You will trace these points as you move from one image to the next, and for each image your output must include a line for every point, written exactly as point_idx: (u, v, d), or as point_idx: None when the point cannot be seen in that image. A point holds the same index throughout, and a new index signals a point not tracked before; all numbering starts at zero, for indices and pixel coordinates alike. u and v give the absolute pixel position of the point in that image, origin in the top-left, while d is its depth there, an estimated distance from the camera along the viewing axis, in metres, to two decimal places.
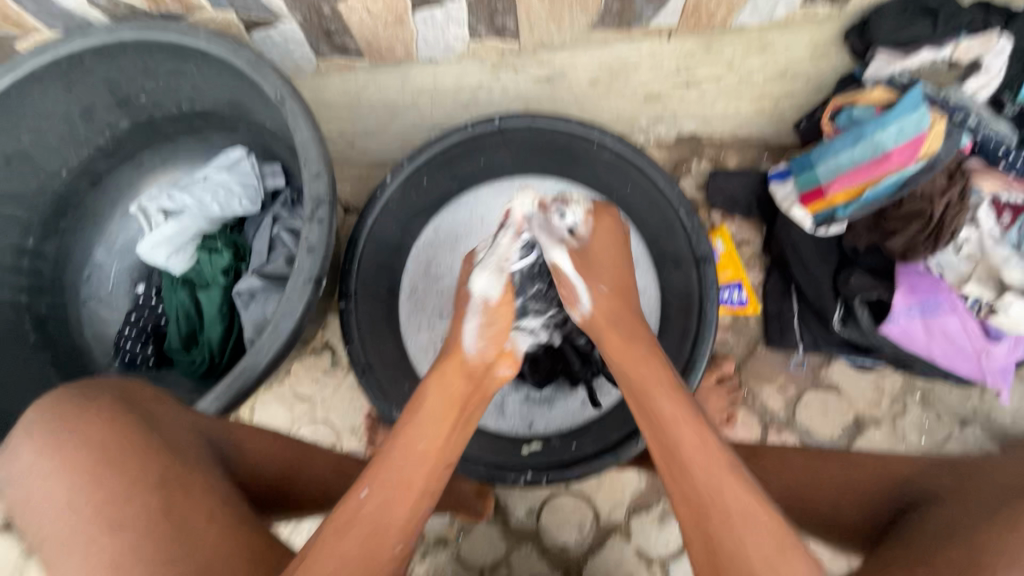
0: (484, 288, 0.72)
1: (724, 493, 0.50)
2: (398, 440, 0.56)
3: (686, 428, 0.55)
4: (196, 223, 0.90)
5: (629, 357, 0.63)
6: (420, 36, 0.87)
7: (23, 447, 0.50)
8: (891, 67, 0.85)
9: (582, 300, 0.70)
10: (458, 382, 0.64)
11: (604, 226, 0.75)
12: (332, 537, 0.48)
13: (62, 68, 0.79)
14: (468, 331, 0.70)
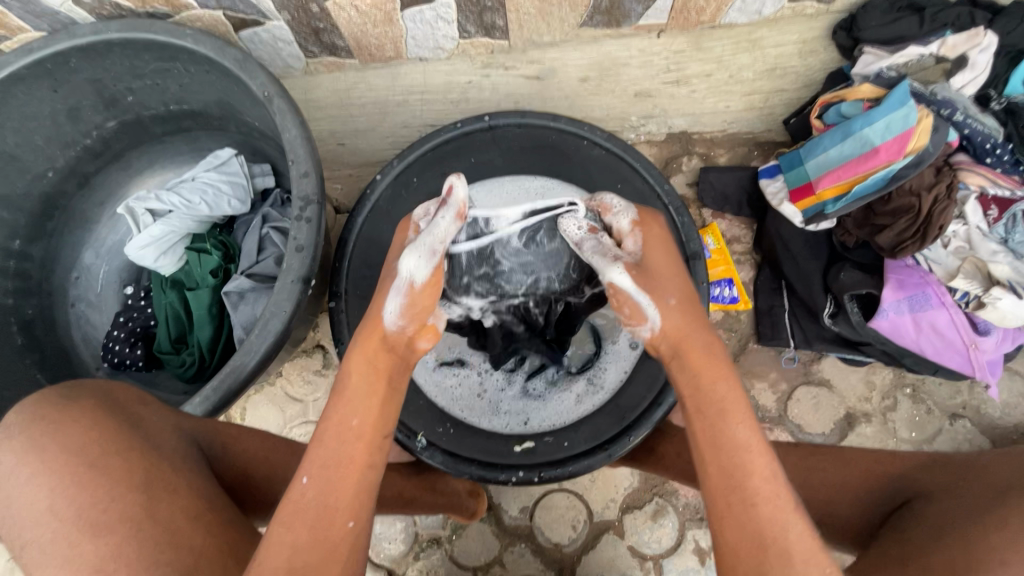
0: (412, 266, 0.56)
1: (788, 530, 0.46)
2: (328, 421, 0.54)
3: (757, 461, 0.48)
4: (184, 223, 0.89)
5: (703, 373, 0.53)
6: (409, 34, 0.87)
7: (5, 450, 0.50)
8: (879, 63, 0.86)
9: (649, 318, 0.56)
10: (378, 355, 0.57)
11: (655, 234, 0.62)
12: (281, 529, 0.48)
13: (47, 67, 0.78)
14: (389, 308, 0.57)
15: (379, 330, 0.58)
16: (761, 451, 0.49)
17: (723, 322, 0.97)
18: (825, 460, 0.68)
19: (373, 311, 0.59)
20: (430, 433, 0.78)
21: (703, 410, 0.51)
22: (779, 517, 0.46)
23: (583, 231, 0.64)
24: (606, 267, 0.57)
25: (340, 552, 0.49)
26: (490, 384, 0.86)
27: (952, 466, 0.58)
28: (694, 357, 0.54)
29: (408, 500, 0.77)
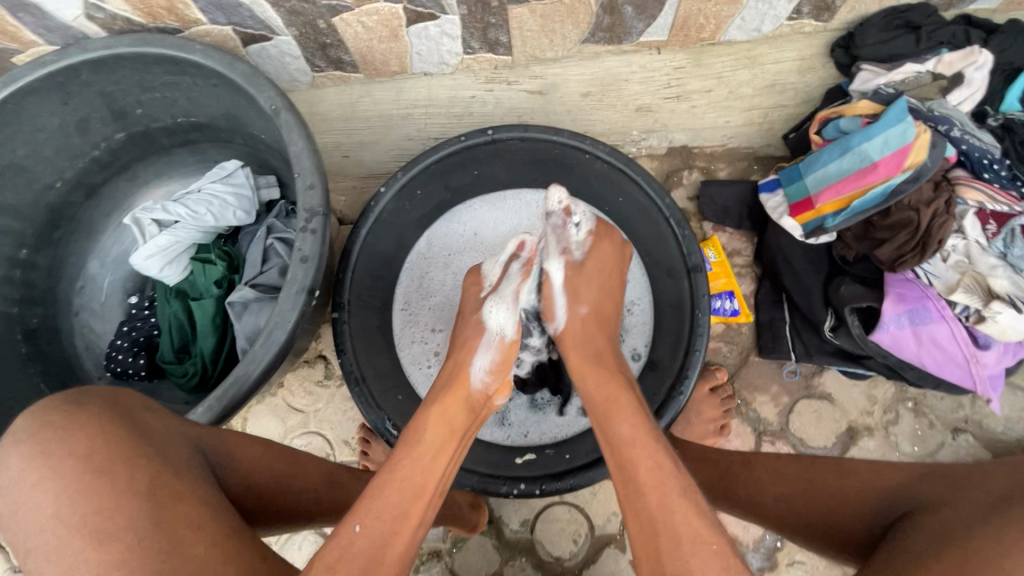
0: (500, 323, 0.73)
1: (677, 523, 0.50)
2: (391, 472, 0.56)
3: (647, 473, 0.54)
4: (189, 234, 0.90)
5: (608, 395, 0.63)
6: (415, 49, 0.89)
7: (12, 457, 0.51)
8: (876, 80, 0.88)
9: (556, 318, 0.75)
10: (457, 414, 0.64)
11: (608, 241, 0.76)
12: (324, 575, 0.47)
13: (59, 80, 0.80)
14: (479, 360, 0.70)
15: (464, 380, 0.68)
16: (643, 445, 0.57)
17: (723, 334, 0.97)
18: (825, 472, 0.68)
19: (457, 362, 0.70)
20: None
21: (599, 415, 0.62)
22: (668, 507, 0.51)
23: (560, 206, 0.75)
24: (552, 254, 0.76)
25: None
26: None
27: (949, 478, 0.59)
28: (593, 374, 0.66)
29: None
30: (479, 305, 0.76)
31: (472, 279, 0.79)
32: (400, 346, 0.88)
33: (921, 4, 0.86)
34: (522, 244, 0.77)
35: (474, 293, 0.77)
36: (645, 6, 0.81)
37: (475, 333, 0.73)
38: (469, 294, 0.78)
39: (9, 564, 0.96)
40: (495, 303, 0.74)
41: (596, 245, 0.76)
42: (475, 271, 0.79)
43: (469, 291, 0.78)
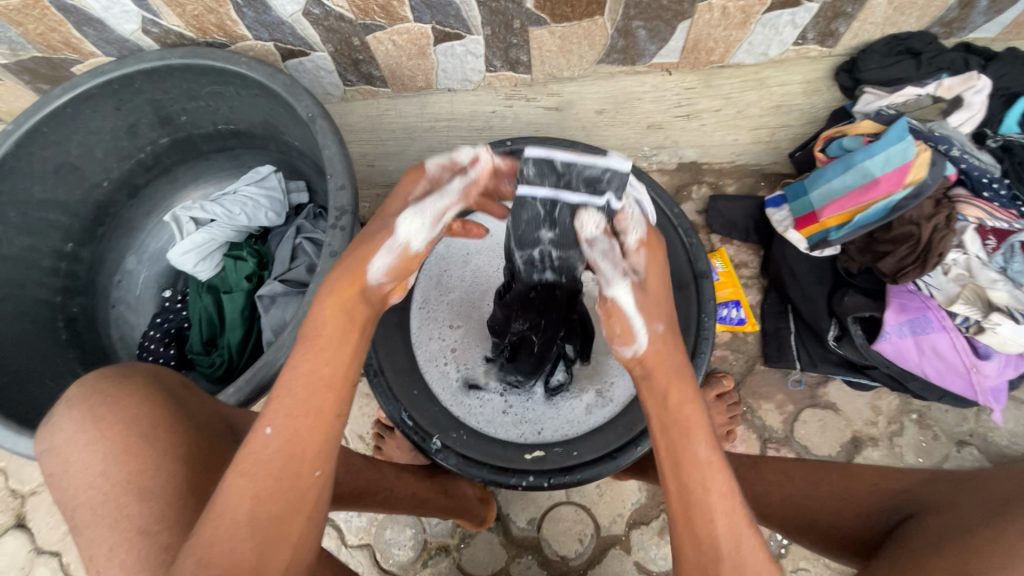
0: (410, 232, 0.55)
1: (743, 547, 0.48)
2: (294, 370, 0.51)
3: (717, 477, 0.50)
4: (223, 232, 0.96)
5: (677, 386, 0.55)
6: (440, 66, 0.95)
7: (66, 419, 0.56)
8: (879, 101, 0.92)
9: (637, 341, 0.57)
10: (356, 306, 0.55)
11: (658, 259, 0.59)
12: (241, 480, 0.47)
13: (114, 87, 0.86)
14: (378, 262, 0.55)
15: (359, 279, 0.55)
16: (720, 468, 0.51)
17: (730, 342, 1.00)
18: (832, 475, 0.69)
19: (353, 257, 0.56)
20: (445, 437, 0.81)
21: (667, 426, 0.53)
22: (734, 528, 0.49)
23: (599, 230, 0.57)
24: (611, 280, 0.57)
25: (306, 501, 0.49)
26: (507, 396, 0.90)
27: (951, 483, 0.59)
28: (667, 384, 0.55)
29: (419, 501, 0.80)
30: (401, 209, 0.57)
31: (412, 175, 0.60)
32: (417, 342, 0.89)
33: (921, 31, 0.90)
34: (476, 159, 0.58)
35: (400, 197, 0.58)
36: (659, 29, 0.86)
37: (382, 236, 0.56)
38: (398, 195, 0.59)
39: (34, 545, 0.99)
40: (409, 212, 0.56)
41: (648, 258, 0.58)
42: (416, 167, 0.60)
43: (398, 192, 0.59)
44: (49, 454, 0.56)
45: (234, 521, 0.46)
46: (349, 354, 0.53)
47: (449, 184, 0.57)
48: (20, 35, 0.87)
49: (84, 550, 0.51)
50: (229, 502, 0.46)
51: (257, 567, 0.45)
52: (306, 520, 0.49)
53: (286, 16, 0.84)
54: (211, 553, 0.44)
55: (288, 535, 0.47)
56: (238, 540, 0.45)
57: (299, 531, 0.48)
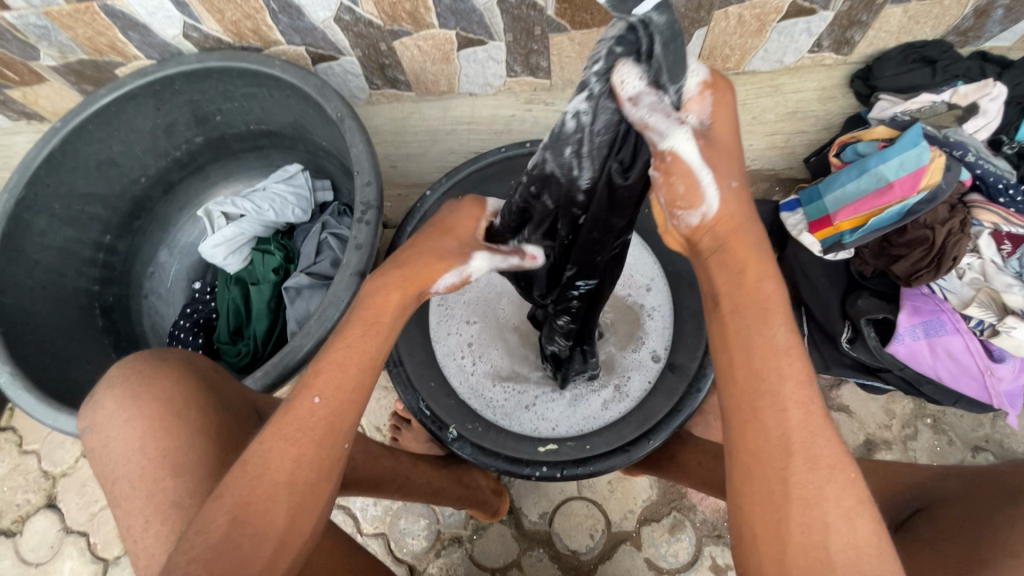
0: (478, 267, 0.59)
1: (817, 437, 0.42)
2: (338, 349, 0.51)
3: (796, 364, 0.43)
4: (252, 227, 1.00)
5: (756, 264, 0.45)
6: (463, 71, 0.99)
7: (106, 398, 0.59)
8: (894, 108, 0.93)
9: (706, 201, 0.45)
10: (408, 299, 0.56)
11: (727, 106, 0.47)
12: (285, 443, 0.48)
13: (156, 88, 0.91)
14: (445, 278, 0.57)
15: (425, 282, 0.56)
16: (799, 356, 0.44)
17: None
18: None
19: (421, 261, 0.56)
20: (461, 428, 0.84)
21: (743, 307, 0.45)
22: (809, 422, 0.43)
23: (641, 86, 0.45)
24: (667, 129, 0.45)
25: (335, 471, 0.50)
26: (527, 392, 0.91)
27: (962, 479, 0.58)
28: (743, 257, 0.45)
29: (434, 490, 0.82)
30: (472, 238, 0.60)
31: (475, 204, 0.62)
32: (435, 339, 0.92)
33: (935, 39, 0.91)
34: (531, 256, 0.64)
35: (468, 226, 0.60)
36: None
37: (455, 257, 0.57)
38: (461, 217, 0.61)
39: (63, 525, 1.03)
40: (487, 254, 0.59)
41: (716, 109, 0.46)
42: (479, 199, 0.63)
43: (466, 218, 0.61)
44: (91, 429, 0.59)
45: (275, 481, 0.47)
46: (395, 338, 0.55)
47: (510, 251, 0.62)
48: (70, 39, 0.93)
49: (122, 521, 0.54)
50: (270, 465, 0.47)
51: (289, 528, 0.48)
52: (333, 485, 0.51)
53: (318, 22, 0.88)
54: (249, 515, 0.46)
55: (318, 502, 0.49)
56: (276, 501, 0.47)
57: (327, 497, 0.50)
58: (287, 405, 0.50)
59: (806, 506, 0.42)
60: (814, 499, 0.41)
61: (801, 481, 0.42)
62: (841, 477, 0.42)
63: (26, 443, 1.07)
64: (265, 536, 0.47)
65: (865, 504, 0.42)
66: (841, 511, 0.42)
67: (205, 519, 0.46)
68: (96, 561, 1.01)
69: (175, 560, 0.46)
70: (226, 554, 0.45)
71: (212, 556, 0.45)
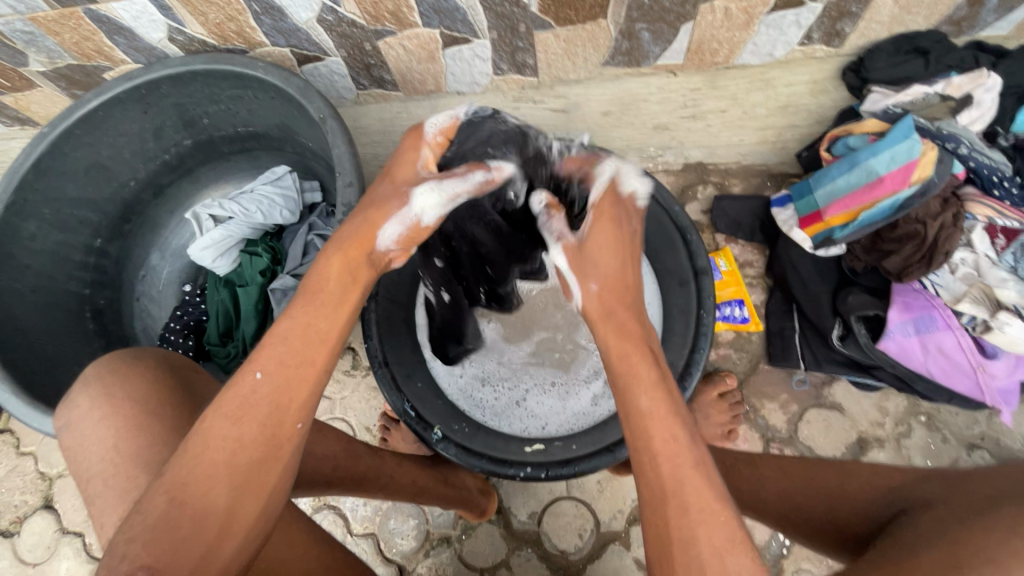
0: (423, 207, 0.60)
1: (686, 484, 0.45)
2: (286, 322, 0.53)
3: (656, 426, 0.48)
4: (240, 229, 1.00)
5: (618, 346, 0.54)
6: (449, 70, 0.98)
7: (81, 397, 0.59)
8: (886, 101, 0.91)
9: (575, 299, 0.59)
10: (336, 271, 0.56)
11: (609, 228, 0.60)
12: (226, 422, 0.49)
13: (141, 92, 0.91)
14: (388, 230, 0.59)
15: (367, 244, 0.58)
16: (666, 416, 0.49)
17: (733, 341, 1.00)
18: (828, 471, 0.68)
19: (362, 219, 0.59)
20: (446, 428, 0.83)
21: (617, 378, 0.52)
22: (678, 474, 0.46)
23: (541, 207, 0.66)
24: (550, 247, 0.63)
25: (283, 451, 0.50)
26: (520, 388, 0.90)
27: (947, 480, 0.57)
28: (620, 336, 0.54)
29: (418, 490, 0.81)
30: (412, 177, 0.61)
31: (411, 138, 0.63)
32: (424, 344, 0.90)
33: (930, 29, 0.89)
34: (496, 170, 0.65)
35: (410, 162, 0.62)
36: (662, 32, 0.87)
37: (395, 204, 0.59)
38: (405, 157, 0.63)
39: (59, 525, 1.04)
40: (426, 186, 0.60)
41: (597, 229, 0.60)
42: (417, 127, 0.64)
43: (407, 153, 0.63)
44: (66, 428, 0.59)
45: (214, 461, 0.48)
46: (346, 310, 0.55)
47: (470, 174, 0.63)
48: (57, 44, 0.93)
49: (97, 519, 0.55)
50: (211, 445, 0.48)
51: (231, 510, 0.48)
52: (283, 468, 0.51)
53: (301, 23, 0.87)
54: (187, 495, 0.47)
55: (263, 481, 0.49)
56: (217, 482, 0.48)
57: (276, 476, 0.50)
58: (230, 384, 0.51)
59: (683, 548, 0.44)
60: (686, 538, 0.43)
61: (676, 533, 0.44)
62: (715, 520, 0.44)
63: (23, 445, 1.08)
64: (206, 517, 0.47)
65: (742, 544, 0.43)
66: (713, 550, 0.43)
67: (146, 499, 0.47)
68: (91, 561, 1.02)
69: (117, 543, 0.46)
70: (168, 532, 0.46)
71: (150, 535, 0.45)
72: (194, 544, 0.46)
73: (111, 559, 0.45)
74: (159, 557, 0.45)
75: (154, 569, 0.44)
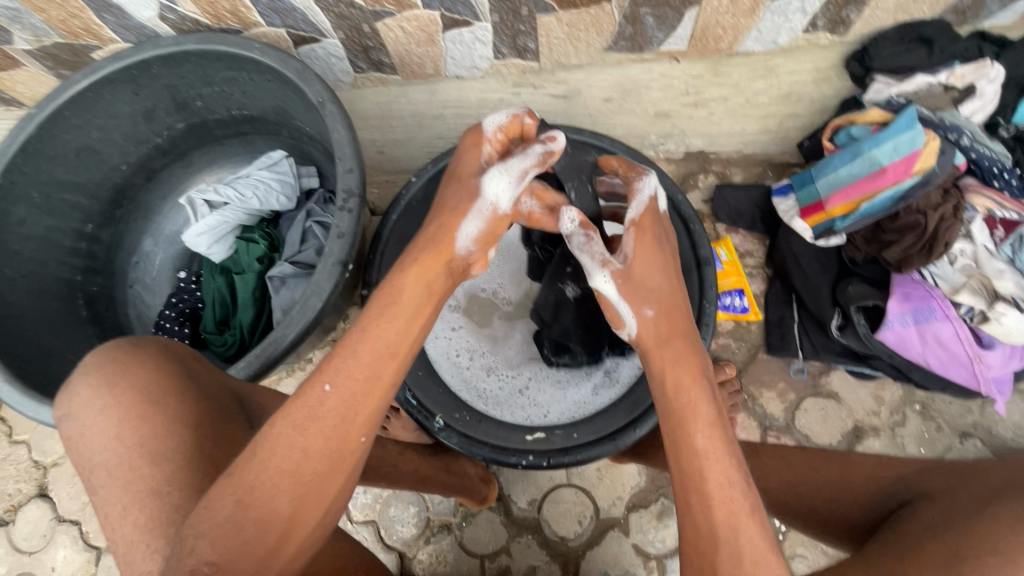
0: (497, 192, 0.64)
1: (739, 532, 0.50)
2: (366, 330, 0.54)
3: (715, 467, 0.53)
4: (237, 215, 0.98)
5: (674, 385, 0.59)
6: (449, 53, 0.96)
7: (81, 385, 0.58)
8: (888, 90, 0.92)
9: (626, 327, 0.66)
10: (418, 285, 0.58)
11: (649, 245, 0.66)
12: (292, 431, 0.49)
13: (132, 73, 0.88)
14: (466, 230, 0.63)
15: (448, 249, 0.62)
16: (719, 459, 0.54)
17: (733, 331, 1.00)
18: (828, 462, 0.69)
19: (438, 225, 0.63)
20: (447, 417, 0.82)
21: (669, 419, 0.58)
22: (733, 520, 0.51)
23: (573, 225, 0.67)
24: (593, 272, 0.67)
25: (346, 464, 0.51)
26: (522, 376, 0.90)
27: (953, 472, 0.58)
28: (664, 368, 0.61)
29: (421, 477, 0.82)
30: (477, 170, 0.65)
31: (472, 135, 0.66)
32: (425, 339, 0.90)
33: (934, 18, 0.87)
34: (550, 138, 0.65)
35: (473, 156, 0.65)
36: (667, 17, 0.86)
37: (468, 201, 0.64)
38: (466, 154, 0.66)
39: (55, 514, 1.04)
40: (495, 170, 0.64)
41: (638, 248, 0.66)
42: (477, 124, 0.65)
43: (468, 151, 0.65)
44: (65, 418, 0.58)
45: (280, 469, 0.48)
46: (417, 325, 0.57)
47: (530, 149, 0.65)
48: (43, 21, 0.90)
49: (100, 509, 0.54)
50: (279, 451, 0.48)
51: (294, 518, 0.48)
52: (343, 481, 0.51)
53: (297, 3, 0.85)
54: (252, 499, 0.47)
55: (325, 492, 0.50)
56: (278, 493, 0.48)
57: (335, 489, 0.50)
58: (296, 392, 0.51)
59: None
60: None
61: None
62: (765, 563, 0.49)
63: (16, 433, 1.07)
64: (267, 525, 0.47)
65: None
66: None
67: (214, 497, 0.48)
68: (88, 549, 1.02)
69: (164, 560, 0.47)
70: (231, 534, 0.46)
71: (218, 533, 0.46)
72: (249, 554, 0.46)
73: (179, 553, 0.46)
74: (226, 556, 0.46)
75: (219, 566, 0.46)
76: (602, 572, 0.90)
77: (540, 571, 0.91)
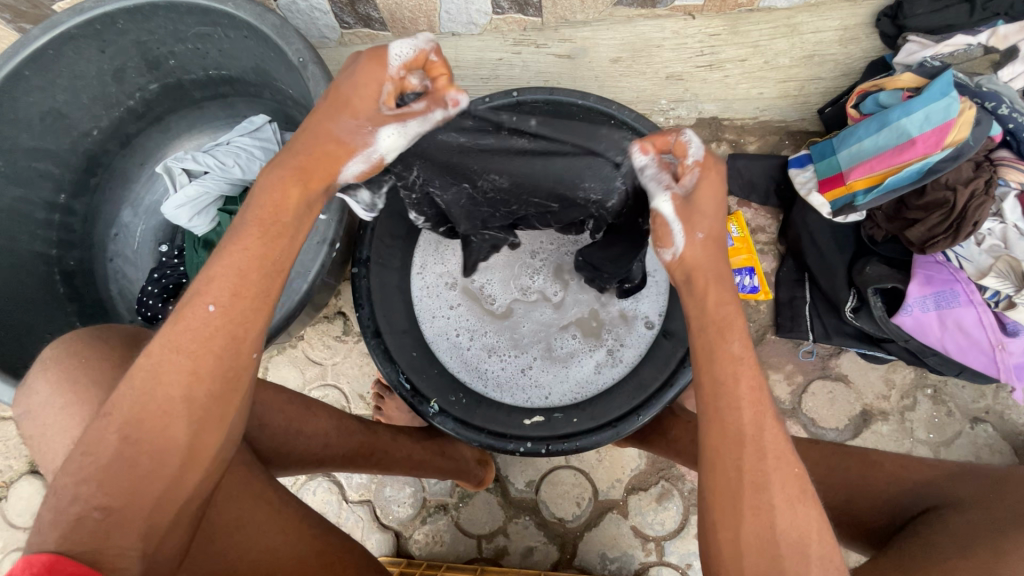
0: (386, 148, 0.51)
1: (765, 432, 0.46)
2: (228, 249, 0.47)
3: (744, 377, 0.48)
4: (217, 185, 0.91)
5: (717, 309, 0.50)
6: (443, 8, 0.88)
7: (40, 382, 0.55)
8: (923, 51, 0.83)
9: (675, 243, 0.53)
10: (292, 192, 0.49)
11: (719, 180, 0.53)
12: (174, 354, 0.45)
13: (96, 27, 0.81)
14: (352, 167, 0.51)
15: (329, 168, 0.51)
16: (751, 365, 0.48)
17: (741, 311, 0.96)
18: (846, 460, 0.65)
19: (312, 138, 0.50)
20: (442, 401, 0.78)
21: (704, 325, 0.50)
22: (760, 421, 0.46)
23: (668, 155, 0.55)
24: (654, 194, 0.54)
25: (241, 384, 0.48)
26: (526, 355, 0.86)
27: (983, 480, 0.55)
28: (706, 280, 0.51)
29: (416, 464, 0.79)
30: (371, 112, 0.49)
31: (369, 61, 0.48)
32: (422, 320, 0.87)
33: None
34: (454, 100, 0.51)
35: (369, 92, 0.48)
36: None
37: (358, 143, 0.50)
38: (359, 79, 0.48)
39: None
40: (388, 128, 0.50)
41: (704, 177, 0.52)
42: (377, 51, 0.48)
43: (364, 85, 0.48)
44: (26, 415, 0.55)
45: (168, 398, 0.44)
46: (300, 241, 0.51)
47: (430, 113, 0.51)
48: None
49: None
50: (163, 378, 0.44)
51: (192, 446, 0.45)
52: (242, 403, 0.49)
53: None
54: (141, 432, 0.44)
55: (224, 416, 0.47)
56: (173, 419, 0.45)
57: (234, 412, 0.48)
58: (173, 315, 0.46)
59: (758, 489, 0.45)
60: (763, 482, 0.45)
61: (754, 483, 0.45)
62: (788, 466, 0.45)
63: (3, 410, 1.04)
64: (164, 451, 0.44)
65: (808, 493, 0.45)
66: (785, 496, 0.44)
67: (95, 437, 0.44)
68: None
69: (61, 481, 0.44)
70: (121, 472, 0.43)
71: (106, 475, 0.43)
72: (152, 482, 0.44)
73: (60, 502, 0.43)
74: (116, 496, 0.43)
75: (110, 510, 0.43)
76: (600, 553, 0.90)
77: (536, 552, 0.91)
